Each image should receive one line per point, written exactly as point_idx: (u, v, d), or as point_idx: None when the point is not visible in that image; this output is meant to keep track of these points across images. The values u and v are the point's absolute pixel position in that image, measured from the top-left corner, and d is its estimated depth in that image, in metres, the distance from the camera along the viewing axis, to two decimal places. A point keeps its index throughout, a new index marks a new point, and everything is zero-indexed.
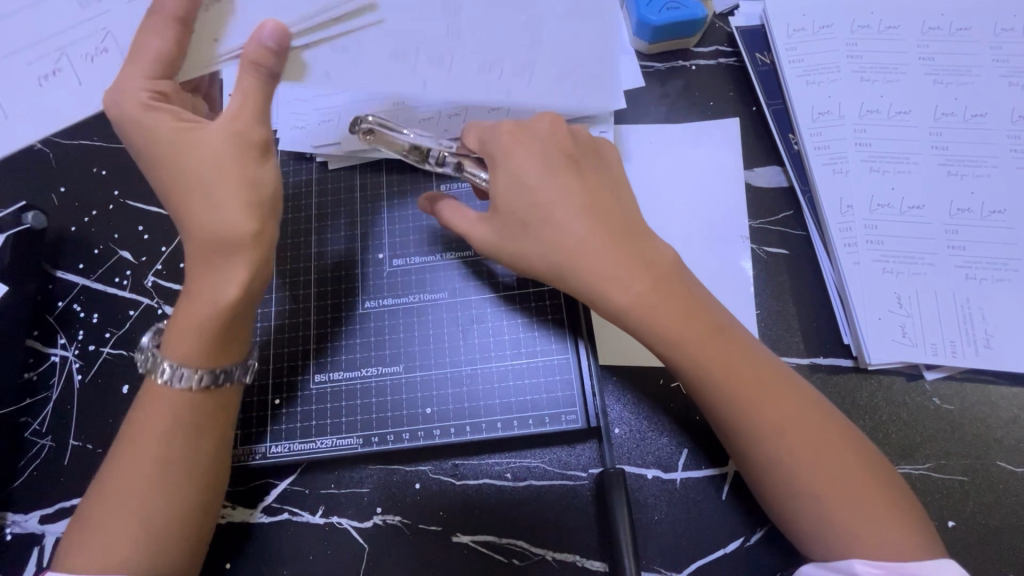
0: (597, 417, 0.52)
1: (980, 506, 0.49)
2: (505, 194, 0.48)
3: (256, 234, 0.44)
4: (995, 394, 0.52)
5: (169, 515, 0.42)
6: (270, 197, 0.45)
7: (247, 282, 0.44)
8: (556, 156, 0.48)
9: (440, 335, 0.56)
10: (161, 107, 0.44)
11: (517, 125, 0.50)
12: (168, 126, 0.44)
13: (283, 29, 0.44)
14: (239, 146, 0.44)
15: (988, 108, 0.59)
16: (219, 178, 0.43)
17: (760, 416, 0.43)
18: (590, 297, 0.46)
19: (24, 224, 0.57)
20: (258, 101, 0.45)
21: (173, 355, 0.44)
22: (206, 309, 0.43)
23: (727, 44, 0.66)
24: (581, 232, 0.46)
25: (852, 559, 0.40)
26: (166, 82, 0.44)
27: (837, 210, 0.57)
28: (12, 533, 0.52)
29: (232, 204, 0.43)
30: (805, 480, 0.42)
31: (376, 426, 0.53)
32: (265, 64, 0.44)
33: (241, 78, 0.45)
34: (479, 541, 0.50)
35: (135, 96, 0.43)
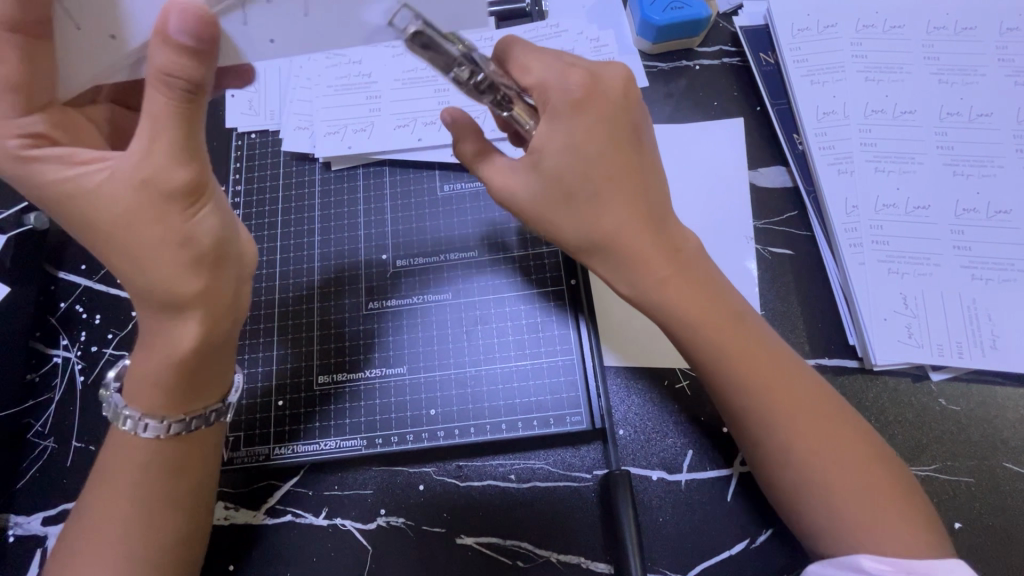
0: (600, 418, 0.52)
1: (987, 507, 0.49)
2: (558, 156, 0.44)
3: (203, 291, 0.41)
4: (1002, 395, 0.52)
5: (155, 547, 0.43)
6: (213, 246, 0.42)
7: (202, 336, 0.42)
8: (624, 127, 0.45)
9: (445, 336, 0.56)
10: (40, 155, 0.40)
11: (591, 77, 0.45)
12: (61, 174, 0.40)
13: (196, 14, 0.35)
14: (150, 194, 0.39)
15: (994, 108, 0.58)
16: (140, 231, 0.40)
17: (770, 401, 0.43)
18: (618, 277, 0.46)
19: (25, 225, 0.58)
20: (171, 130, 0.38)
21: (134, 406, 0.43)
22: (161, 362, 0.42)
23: (731, 44, 0.66)
24: (622, 215, 0.45)
25: (859, 554, 0.40)
26: (39, 119, 0.40)
27: (843, 210, 0.57)
28: (14, 535, 0.52)
29: (168, 262, 0.40)
30: (814, 481, 0.42)
31: (379, 427, 0.53)
32: (179, 75, 0.37)
33: (155, 98, 0.38)
34: (483, 542, 0.50)
35: (9, 145, 0.39)
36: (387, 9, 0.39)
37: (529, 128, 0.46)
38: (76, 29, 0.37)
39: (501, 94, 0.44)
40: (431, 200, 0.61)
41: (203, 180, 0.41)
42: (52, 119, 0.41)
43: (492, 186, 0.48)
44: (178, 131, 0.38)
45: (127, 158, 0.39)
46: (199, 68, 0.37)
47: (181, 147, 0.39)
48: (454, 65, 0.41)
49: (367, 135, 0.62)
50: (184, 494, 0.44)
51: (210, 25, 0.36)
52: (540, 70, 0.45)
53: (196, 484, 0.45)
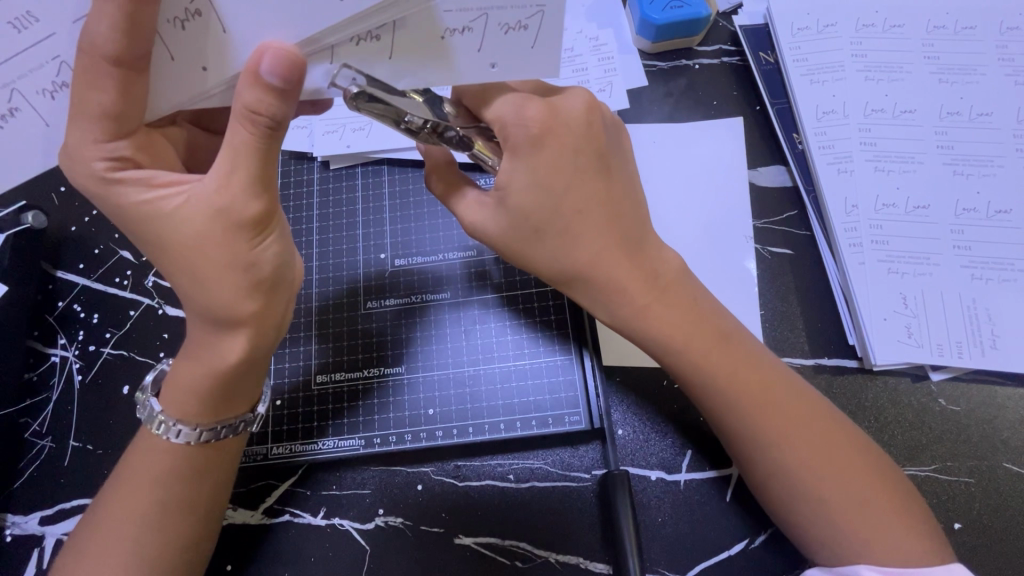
0: (600, 418, 0.52)
1: (986, 507, 0.49)
2: (524, 194, 0.43)
3: (258, 313, 0.41)
4: (1002, 395, 0.52)
5: (169, 551, 0.43)
6: (273, 274, 0.41)
7: (246, 352, 0.41)
8: (587, 154, 0.44)
9: (432, 347, 0.55)
10: (124, 178, 0.39)
11: (551, 107, 0.43)
12: (140, 196, 0.39)
13: (284, 56, 0.35)
14: (227, 224, 0.38)
15: (994, 108, 0.58)
16: (210, 258, 0.39)
17: (761, 413, 0.43)
18: (598, 304, 0.46)
19: (23, 224, 0.57)
20: (249, 163, 0.38)
21: (171, 411, 0.43)
22: (204, 376, 0.41)
23: (731, 43, 0.66)
24: (595, 245, 0.44)
25: (857, 563, 0.40)
26: (125, 144, 0.39)
27: (842, 210, 0.56)
28: (12, 534, 0.51)
29: (228, 285, 0.39)
30: (811, 484, 0.42)
31: (376, 427, 0.53)
32: (263, 113, 0.36)
33: (235, 129, 0.37)
34: (482, 543, 0.50)
35: (92, 166, 0.38)
36: (326, 70, 0.38)
37: (495, 164, 0.46)
38: (171, 60, 0.36)
39: (460, 134, 0.44)
40: (429, 199, 0.61)
41: (272, 211, 0.40)
42: (136, 143, 0.39)
43: (464, 222, 0.48)
44: (255, 165, 0.38)
45: (204, 185, 0.39)
46: (284, 106, 0.36)
47: (257, 181, 0.38)
48: (405, 114, 0.41)
49: (366, 135, 0.62)
50: (200, 498, 0.44)
51: (298, 67, 0.35)
52: (499, 104, 0.43)
53: (216, 488, 0.45)
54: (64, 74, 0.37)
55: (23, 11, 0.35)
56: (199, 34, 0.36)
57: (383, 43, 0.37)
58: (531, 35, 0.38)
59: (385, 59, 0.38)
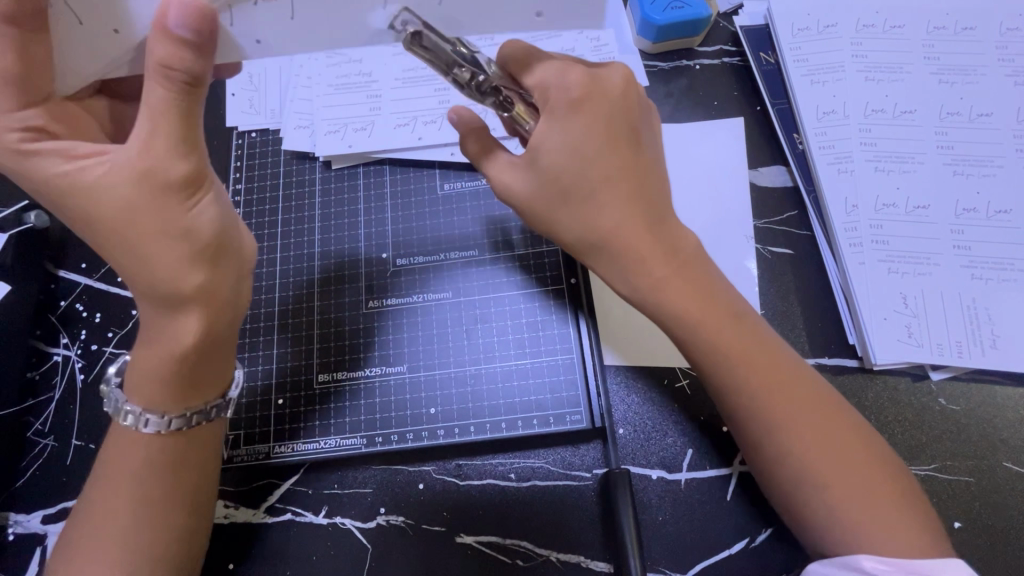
0: (601, 417, 0.52)
1: (986, 506, 0.49)
2: (557, 155, 0.44)
3: (204, 286, 0.41)
4: (1002, 395, 0.52)
5: (159, 545, 0.43)
6: (212, 238, 0.41)
7: (200, 331, 0.42)
8: (620, 129, 0.44)
9: (445, 334, 0.56)
10: (39, 149, 0.39)
11: (591, 77, 0.44)
12: (62, 168, 0.39)
13: (194, 6, 0.35)
14: (152, 186, 0.39)
15: (994, 108, 0.58)
16: (142, 227, 0.39)
17: (771, 399, 0.44)
18: (618, 275, 0.46)
19: (24, 224, 0.58)
20: (170, 122, 0.38)
21: (136, 401, 0.43)
22: (160, 356, 0.42)
23: (732, 44, 0.66)
24: (620, 211, 0.44)
25: (859, 553, 0.40)
26: (35, 113, 0.39)
27: (842, 211, 0.57)
28: (14, 533, 0.52)
29: (169, 257, 0.40)
30: (814, 474, 0.42)
31: (378, 425, 0.53)
32: (178, 68, 0.36)
33: (152, 89, 0.37)
34: (483, 542, 0.50)
35: (8, 138, 0.39)
36: (387, 13, 0.39)
37: (530, 130, 0.46)
38: (79, 24, 0.37)
39: (500, 97, 0.45)
40: (431, 199, 0.61)
41: (202, 171, 0.40)
42: (49, 112, 0.40)
43: (495, 184, 0.48)
44: (179, 126, 0.38)
45: (125, 152, 0.39)
46: (201, 63, 0.37)
47: (183, 140, 0.39)
48: (458, 66, 0.40)
49: (367, 135, 0.62)
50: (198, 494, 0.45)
51: (210, 17, 0.36)
52: (540, 69, 0.44)
53: None
54: None
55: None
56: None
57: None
58: None
59: (440, 1, 0.39)
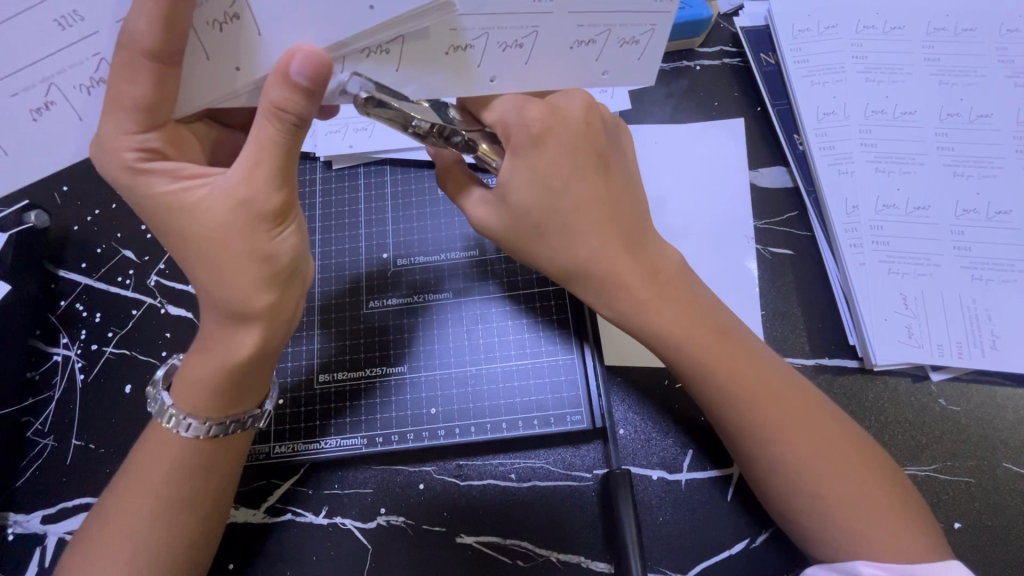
0: (602, 418, 0.52)
1: (985, 506, 0.49)
2: (526, 191, 0.44)
3: (272, 306, 0.41)
4: (1001, 395, 0.52)
5: (165, 547, 0.43)
6: (289, 264, 0.41)
7: (259, 346, 0.42)
8: (587, 155, 0.44)
9: (428, 352, 0.55)
10: (150, 169, 0.39)
11: (552, 108, 0.44)
12: (167, 187, 0.39)
13: (316, 57, 0.35)
14: (247, 215, 0.39)
15: (993, 109, 0.59)
16: (230, 250, 0.39)
17: (761, 417, 0.44)
18: (599, 300, 0.46)
19: (25, 224, 0.57)
20: (272, 158, 0.38)
21: (182, 405, 0.43)
22: (216, 367, 0.42)
23: (732, 44, 0.66)
24: (596, 241, 0.45)
25: (857, 559, 0.40)
26: (156, 136, 0.39)
27: (843, 211, 0.57)
28: (14, 533, 0.51)
29: (246, 277, 0.40)
30: (811, 480, 0.42)
31: (378, 426, 0.53)
32: (290, 110, 0.37)
33: (260, 124, 0.37)
34: (483, 542, 0.50)
35: (123, 156, 0.38)
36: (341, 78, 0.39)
37: (496, 168, 0.45)
38: (206, 59, 0.37)
39: (466, 138, 0.44)
40: (431, 199, 0.61)
41: (292, 203, 0.41)
42: (166, 136, 0.39)
43: (469, 218, 0.48)
44: (277, 161, 0.38)
45: (226, 178, 0.39)
46: (307, 106, 0.37)
47: (279, 174, 0.39)
48: (414, 118, 0.40)
49: (368, 135, 0.62)
50: (207, 493, 0.44)
51: (327, 67, 0.36)
52: (500, 105, 0.44)
53: (222, 487, 0.45)
54: (102, 71, 0.37)
55: (69, 10, 0.35)
56: (235, 37, 0.36)
57: (525, 50, 0.41)
58: (641, 47, 0.42)
59: (521, 62, 0.42)
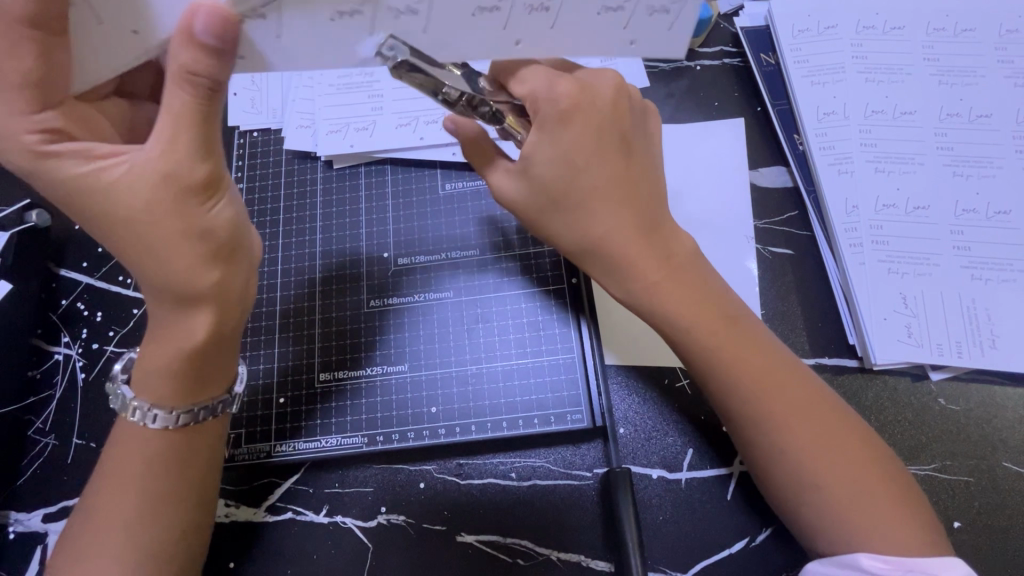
0: (602, 417, 0.52)
1: (986, 506, 0.49)
2: (547, 167, 0.44)
3: (218, 284, 0.42)
4: (1001, 395, 0.52)
5: (163, 545, 0.43)
6: (229, 238, 0.42)
7: (212, 327, 0.42)
8: (611, 137, 0.44)
9: (445, 334, 0.56)
10: (62, 151, 0.39)
11: (581, 85, 0.44)
12: (82, 170, 0.39)
13: (218, 15, 0.35)
14: (172, 191, 0.39)
15: (993, 109, 0.59)
16: (161, 230, 0.39)
17: (774, 396, 0.44)
18: (610, 279, 0.46)
19: (28, 223, 0.58)
20: (191, 128, 0.38)
21: (143, 396, 0.43)
22: (171, 352, 0.42)
23: (732, 44, 0.66)
24: (613, 219, 0.45)
25: (856, 553, 0.40)
26: (56, 115, 0.39)
27: (843, 211, 0.57)
28: (15, 531, 0.52)
29: (185, 256, 0.40)
30: (811, 477, 0.42)
31: (379, 425, 0.53)
32: (202, 74, 0.37)
33: (172, 93, 0.37)
34: (483, 540, 0.50)
35: (29, 142, 0.38)
36: (375, 41, 0.39)
37: (524, 138, 0.46)
38: (97, 23, 0.36)
39: (494, 109, 0.44)
40: (432, 199, 0.61)
41: (218, 174, 0.41)
42: (68, 114, 0.39)
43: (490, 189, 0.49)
44: (198, 132, 0.38)
45: (144, 155, 0.39)
46: (220, 67, 0.37)
47: (202, 145, 0.39)
48: (443, 86, 0.41)
49: (369, 134, 0.62)
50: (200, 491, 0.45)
51: (234, 27, 0.36)
52: (530, 78, 0.44)
53: None
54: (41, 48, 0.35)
55: None
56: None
57: (550, 14, 0.40)
58: (671, 16, 0.41)
59: (546, 27, 0.40)
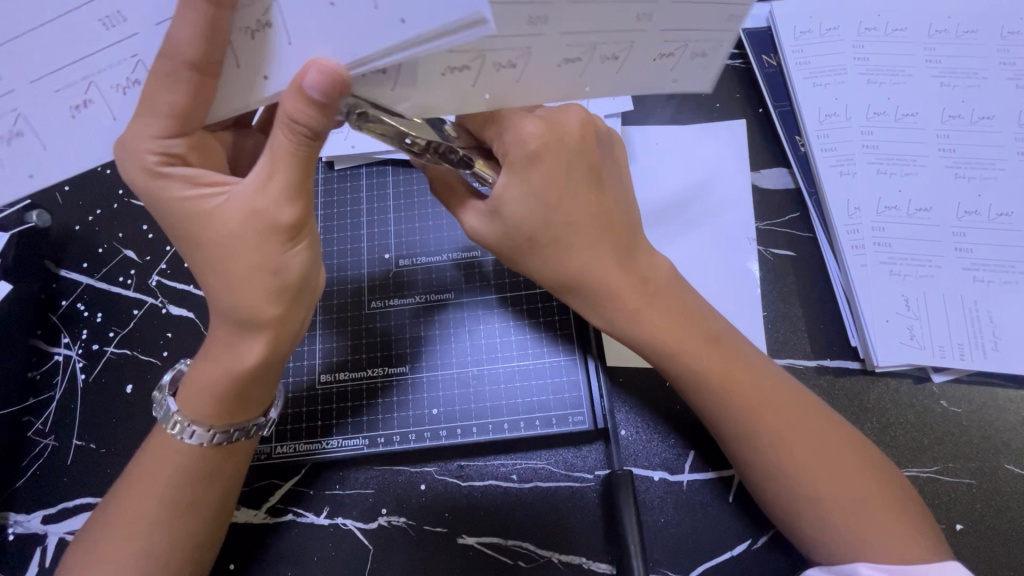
0: (604, 418, 0.52)
1: (987, 508, 0.49)
2: (518, 205, 0.44)
3: (280, 318, 0.41)
4: (1003, 397, 0.52)
5: (176, 549, 0.43)
6: (299, 280, 0.41)
7: (264, 355, 0.42)
8: (580, 169, 0.45)
9: (418, 361, 0.55)
10: (171, 173, 0.39)
11: (548, 123, 0.44)
12: (185, 193, 0.39)
13: (332, 73, 0.35)
14: (261, 228, 0.39)
15: (995, 111, 0.59)
16: (241, 264, 0.39)
17: (761, 421, 0.44)
18: (591, 313, 0.47)
19: (28, 223, 0.57)
20: (287, 169, 0.38)
21: (187, 412, 0.43)
22: (222, 376, 0.42)
23: (733, 46, 0.66)
24: (587, 254, 0.45)
25: (856, 562, 0.40)
26: (181, 142, 0.39)
27: (845, 212, 0.57)
28: (14, 533, 0.51)
29: (255, 289, 0.40)
30: (809, 486, 0.42)
31: (380, 427, 0.53)
32: (303, 123, 0.36)
33: (277, 136, 0.37)
34: (484, 543, 0.50)
35: (144, 159, 0.38)
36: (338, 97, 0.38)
37: (492, 181, 0.44)
38: (236, 67, 0.37)
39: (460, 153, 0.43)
40: (434, 199, 0.61)
41: (307, 218, 0.40)
42: (191, 142, 0.39)
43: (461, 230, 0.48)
44: (293, 174, 0.38)
45: (244, 190, 0.39)
46: (323, 120, 0.36)
47: (295, 187, 0.39)
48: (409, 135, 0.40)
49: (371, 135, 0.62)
50: (205, 493, 0.44)
51: (343, 85, 0.35)
52: (500, 118, 0.43)
53: (227, 491, 0.45)
54: (139, 72, 0.37)
55: (113, 11, 0.34)
56: (266, 45, 0.36)
57: (620, 61, 0.41)
58: (708, 58, 0.42)
59: (614, 72, 0.42)
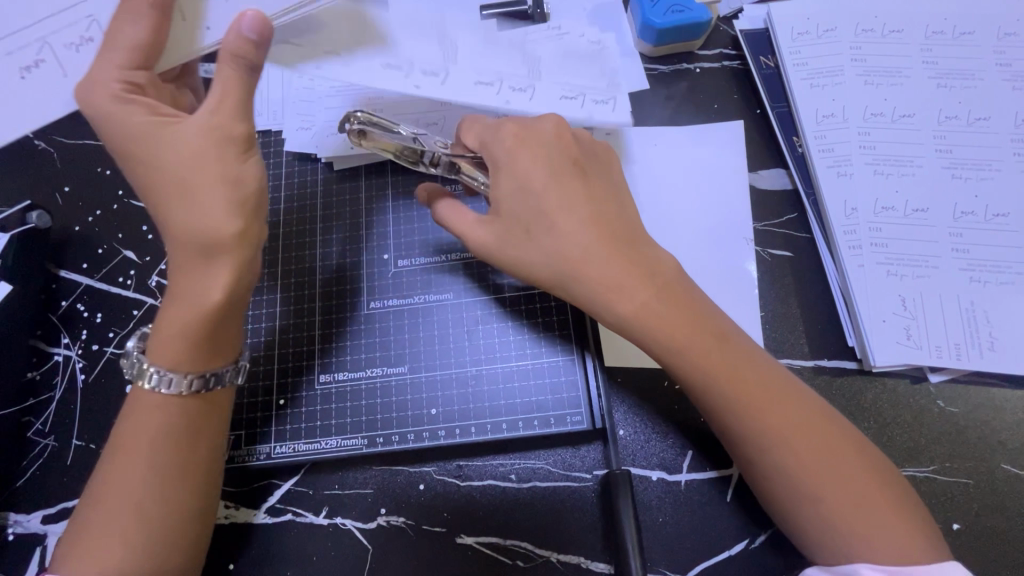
0: (601, 418, 0.52)
1: (984, 508, 0.50)
2: (511, 200, 0.47)
3: (241, 232, 0.42)
4: (1000, 398, 0.52)
5: (173, 513, 0.43)
6: (258, 191, 0.44)
7: (230, 286, 0.42)
8: (565, 166, 0.47)
9: (418, 353, 0.56)
10: (136, 99, 0.42)
11: (521, 127, 0.49)
12: (145, 118, 0.42)
13: (262, 18, 0.42)
14: (217, 140, 0.42)
15: (991, 112, 0.59)
16: (202, 175, 0.41)
17: (762, 418, 0.43)
18: (598, 309, 0.46)
19: (29, 224, 0.57)
20: (237, 94, 0.43)
21: (161, 361, 0.43)
22: (190, 314, 0.42)
23: (732, 47, 0.66)
24: (585, 241, 0.45)
25: (857, 563, 0.40)
26: (143, 74, 0.43)
27: (842, 213, 0.57)
28: (14, 533, 0.52)
29: (215, 202, 0.42)
30: (811, 487, 0.42)
31: (378, 427, 0.53)
32: (245, 57, 0.42)
33: (221, 71, 0.43)
34: (483, 542, 0.50)
35: (110, 87, 0.41)
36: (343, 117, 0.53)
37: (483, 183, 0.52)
38: (183, 21, 0.44)
39: (449, 160, 0.52)
40: None
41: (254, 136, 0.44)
42: (151, 78, 0.43)
43: (464, 234, 0.50)
44: (242, 98, 0.43)
45: (195, 115, 0.43)
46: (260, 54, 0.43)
47: (244, 108, 0.43)
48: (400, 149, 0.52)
49: None
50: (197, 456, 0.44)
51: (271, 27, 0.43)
52: (479, 127, 0.51)
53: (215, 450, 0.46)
54: (92, 29, 0.44)
55: None
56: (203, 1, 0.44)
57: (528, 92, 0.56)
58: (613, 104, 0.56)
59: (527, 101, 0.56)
